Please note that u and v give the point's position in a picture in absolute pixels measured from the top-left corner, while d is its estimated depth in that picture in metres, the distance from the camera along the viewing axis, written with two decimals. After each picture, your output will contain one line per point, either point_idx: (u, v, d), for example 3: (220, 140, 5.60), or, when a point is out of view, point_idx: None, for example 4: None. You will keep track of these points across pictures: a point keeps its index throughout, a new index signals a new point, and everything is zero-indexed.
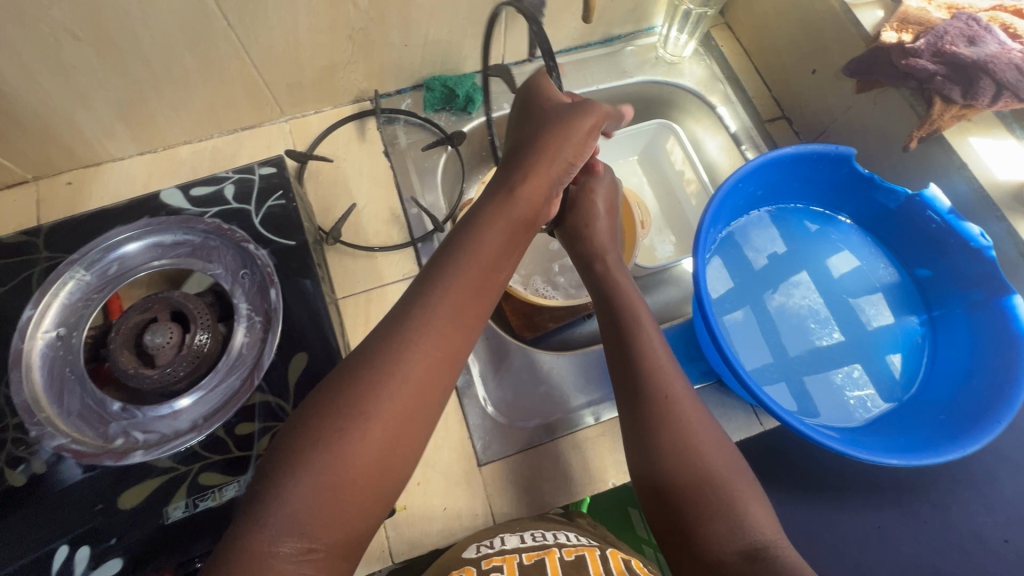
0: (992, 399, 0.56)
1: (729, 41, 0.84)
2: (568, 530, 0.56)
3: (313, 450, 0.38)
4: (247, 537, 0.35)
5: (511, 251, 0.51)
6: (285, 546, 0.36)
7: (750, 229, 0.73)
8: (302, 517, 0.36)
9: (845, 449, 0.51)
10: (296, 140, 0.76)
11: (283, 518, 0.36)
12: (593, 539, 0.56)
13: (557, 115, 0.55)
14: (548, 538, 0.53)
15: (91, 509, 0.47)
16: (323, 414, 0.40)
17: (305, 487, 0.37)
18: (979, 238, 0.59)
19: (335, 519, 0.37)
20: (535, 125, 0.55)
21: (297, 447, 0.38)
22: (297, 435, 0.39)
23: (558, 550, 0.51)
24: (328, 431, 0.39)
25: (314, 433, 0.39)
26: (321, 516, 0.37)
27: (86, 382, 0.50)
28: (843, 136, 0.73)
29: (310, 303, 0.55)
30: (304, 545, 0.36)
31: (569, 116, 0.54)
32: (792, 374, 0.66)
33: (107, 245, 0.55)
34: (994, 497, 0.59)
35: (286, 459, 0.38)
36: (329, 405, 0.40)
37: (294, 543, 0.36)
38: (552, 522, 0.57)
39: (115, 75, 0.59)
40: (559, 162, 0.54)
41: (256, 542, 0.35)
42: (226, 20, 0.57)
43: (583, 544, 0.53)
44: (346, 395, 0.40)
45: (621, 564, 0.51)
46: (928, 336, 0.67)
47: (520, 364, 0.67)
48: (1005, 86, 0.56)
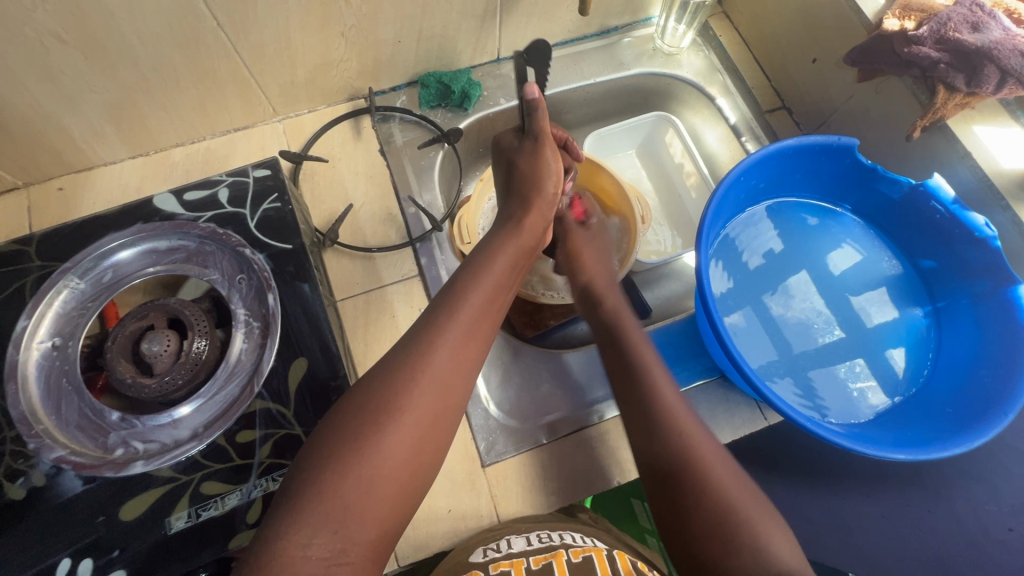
0: (997, 391, 0.55)
1: (727, 30, 0.83)
2: (574, 530, 0.56)
3: (348, 451, 0.38)
4: (279, 537, 0.35)
5: (519, 277, 0.56)
6: (315, 549, 0.35)
7: (751, 223, 0.72)
8: (335, 517, 0.37)
9: (851, 445, 0.51)
10: (291, 140, 0.74)
11: (317, 518, 0.36)
12: (600, 538, 0.56)
13: (525, 155, 0.59)
14: (554, 539, 0.53)
15: (93, 521, 0.46)
16: (354, 412, 0.40)
17: (341, 486, 0.37)
18: (984, 228, 0.58)
19: (365, 521, 0.38)
20: (519, 173, 0.60)
21: (328, 447, 0.39)
22: (332, 433, 0.40)
23: (566, 552, 0.52)
24: (360, 429, 0.39)
25: (350, 431, 0.39)
26: (354, 516, 0.37)
27: (83, 392, 0.49)
28: (844, 126, 0.72)
29: (308, 307, 0.55)
30: (335, 549, 0.36)
31: (532, 154, 0.58)
32: (795, 370, 0.65)
33: (101, 252, 0.55)
34: (999, 486, 0.58)
35: (322, 459, 0.39)
36: (357, 409, 0.41)
37: (326, 546, 0.36)
38: (555, 522, 0.57)
39: (104, 78, 0.58)
40: (546, 196, 0.59)
41: (287, 542, 0.35)
42: (215, 19, 0.56)
43: (589, 545, 0.53)
44: (381, 395, 0.41)
45: (629, 565, 0.52)
46: (932, 328, 0.67)
47: (523, 363, 0.67)
48: (1009, 73, 0.54)
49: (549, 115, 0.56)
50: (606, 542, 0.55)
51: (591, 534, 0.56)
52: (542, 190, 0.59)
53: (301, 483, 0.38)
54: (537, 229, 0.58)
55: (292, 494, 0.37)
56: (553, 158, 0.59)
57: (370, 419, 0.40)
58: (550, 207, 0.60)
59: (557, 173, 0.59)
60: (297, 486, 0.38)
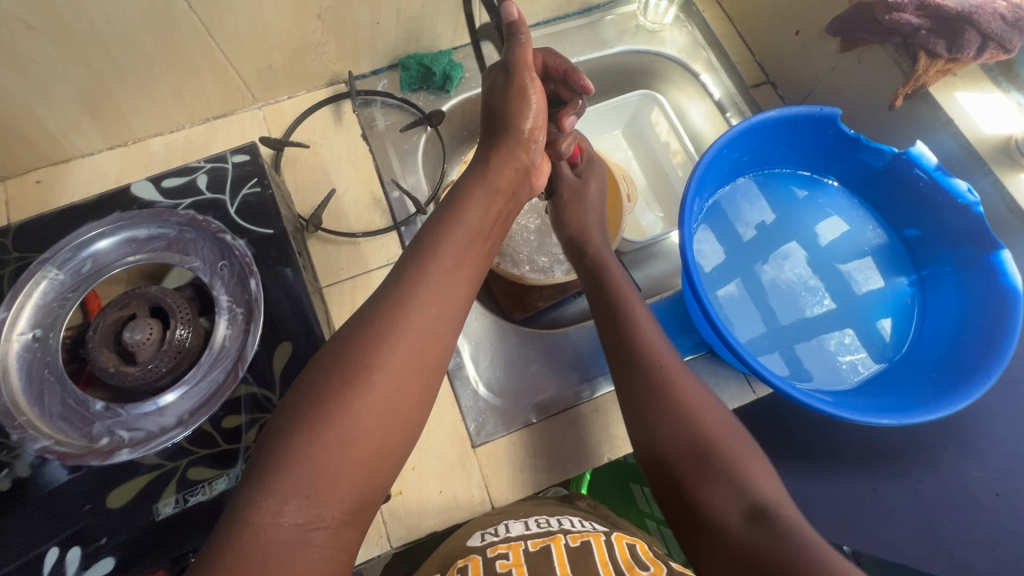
0: (981, 355, 0.56)
1: (710, 6, 0.82)
2: (572, 516, 0.57)
3: (322, 415, 0.38)
4: (249, 505, 0.35)
5: (495, 222, 0.52)
6: (287, 518, 0.35)
7: (738, 197, 0.72)
8: (309, 483, 0.36)
9: (836, 412, 0.51)
10: (271, 127, 0.74)
11: (289, 485, 0.36)
12: (600, 524, 0.56)
13: (497, 90, 0.55)
14: (553, 524, 0.54)
15: (80, 510, 0.46)
16: (328, 377, 0.39)
17: (314, 452, 0.37)
18: (966, 194, 0.58)
19: (339, 487, 0.37)
20: (490, 108, 0.56)
21: (298, 417, 0.38)
22: (303, 401, 0.39)
23: (564, 536, 0.51)
24: (332, 394, 0.38)
25: (321, 397, 0.38)
26: (327, 482, 0.37)
27: (66, 383, 0.49)
28: (828, 98, 0.72)
29: (292, 292, 0.54)
30: (310, 514, 0.36)
31: (512, 89, 0.54)
32: (783, 342, 0.66)
33: (78, 242, 0.54)
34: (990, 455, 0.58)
35: (292, 425, 0.38)
36: (330, 378, 0.39)
37: (298, 512, 0.35)
38: (555, 508, 0.58)
39: (76, 66, 0.57)
40: (516, 136, 0.54)
41: (259, 513, 0.35)
42: (187, 3, 0.55)
43: (589, 530, 0.53)
44: (350, 358, 0.40)
45: (626, 551, 0.51)
46: (917, 296, 0.67)
47: (512, 344, 0.67)
48: (990, 38, 0.54)
49: (531, 52, 0.53)
50: (606, 528, 0.55)
51: (590, 520, 0.57)
52: (513, 129, 0.54)
53: (270, 453, 0.37)
54: (512, 166, 0.54)
55: (255, 468, 0.37)
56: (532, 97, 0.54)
57: (345, 381, 0.39)
58: (524, 150, 0.55)
59: (527, 113, 0.54)
60: (267, 456, 0.37)
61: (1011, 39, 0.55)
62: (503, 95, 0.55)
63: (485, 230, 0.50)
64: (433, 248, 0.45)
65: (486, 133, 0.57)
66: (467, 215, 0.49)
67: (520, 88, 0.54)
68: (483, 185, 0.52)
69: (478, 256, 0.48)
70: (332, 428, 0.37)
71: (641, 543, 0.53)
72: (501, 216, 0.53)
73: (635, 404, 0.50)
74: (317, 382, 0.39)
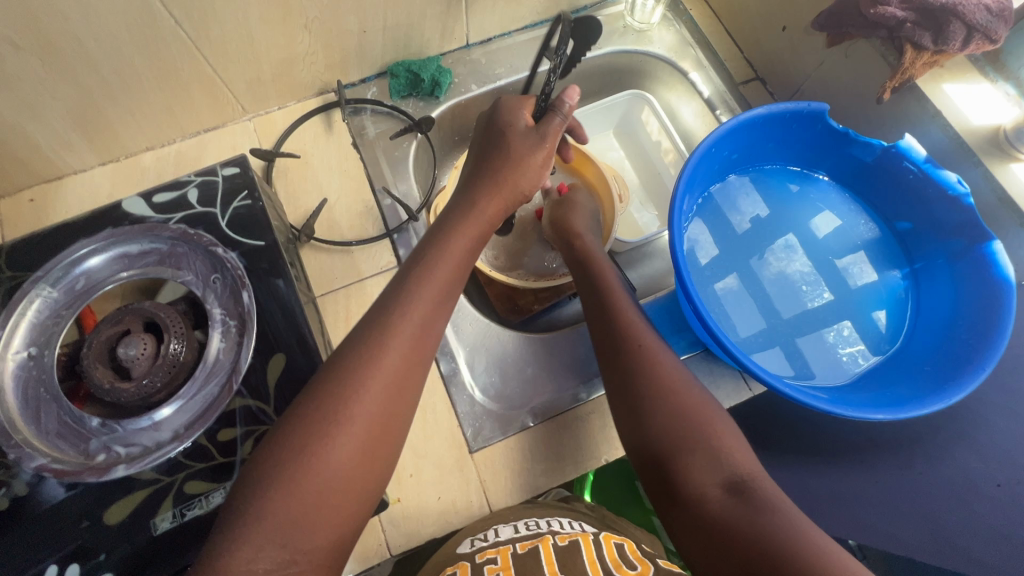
0: (975, 347, 0.55)
1: (697, 4, 0.82)
2: (562, 517, 0.57)
3: (293, 461, 0.40)
4: (225, 553, 0.37)
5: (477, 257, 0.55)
6: (262, 563, 0.38)
7: (729, 195, 0.71)
8: (284, 528, 0.39)
9: (830, 408, 0.51)
10: (261, 138, 0.74)
11: (263, 534, 0.38)
12: (590, 524, 0.57)
13: (521, 142, 0.57)
14: (542, 526, 0.54)
15: (77, 527, 0.46)
16: (303, 422, 0.42)
17: (291, 498, 0.39)
18: (956, 185, 0.58)
19: (314, 531, 0.40)
20: (504, 151, 0.58)
21: (272, 468, 0.40)
22: (278, 447, 0.41)
23: (552, 537, 0.52)
24: (304, 442, 0.41)
25: (297, 441, 0.41)
26: (303, 527, 0.39)
27: (62, 400, 0.49)
28: (817, 93, 0.72)
29: (284, 303, 0.54)
30: (282, 561, 0.38)
31: (535, 151, 0.57)
32: (779, 339, 0.65)
33: (70, 260, 0.54)
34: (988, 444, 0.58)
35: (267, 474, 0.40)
36: (312, 417, 0.42)
37: (273, 558, 0.38)
38: (545, 509, 0.58)
39: (65, 84, 0.57)
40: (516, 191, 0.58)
41: (232, 561, 0.37)
42: (173, 18, 0.55)
43: (577, 531, 0.54)
44: (322, 407, 0.42)
45: (614, 550, 0.51)
46: (911, 289, 0.67)
47: (508, 348, 0.67)
48: (975, 30, 0.54)
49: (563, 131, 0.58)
50: (595, 528, 0.56)
51: (579, 520, 0.57)
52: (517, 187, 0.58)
53: (250, 498, 0.39)
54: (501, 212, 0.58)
55: (235, 513, 0.39)
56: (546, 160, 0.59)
57: (316, 430, 0.41)
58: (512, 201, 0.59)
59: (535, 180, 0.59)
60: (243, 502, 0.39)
61: (996, 30, 0.54)
62: (523, 152, 0.57)
63: (470, 257, 0.54)
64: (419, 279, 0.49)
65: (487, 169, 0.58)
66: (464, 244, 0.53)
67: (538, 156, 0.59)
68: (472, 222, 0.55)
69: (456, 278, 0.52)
70: (304, 474, 0.40)
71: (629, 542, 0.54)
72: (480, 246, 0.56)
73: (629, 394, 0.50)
74: (293, 427, 0.41)
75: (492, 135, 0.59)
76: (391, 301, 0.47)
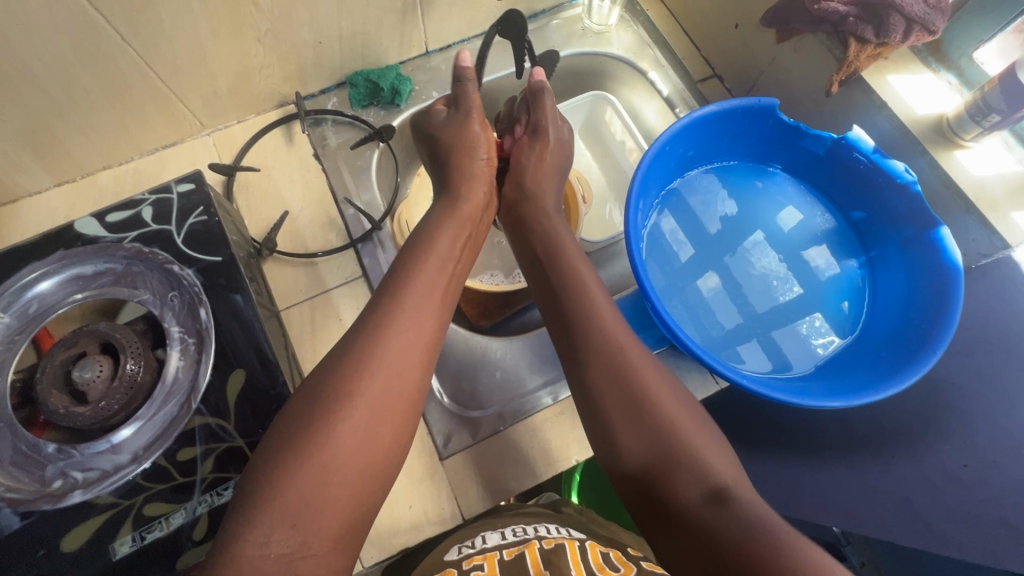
0: (928, 331, 0.57)
1: (654, 4, 0.84)
2: (549, 523, 0.57)
3: (300, 444, 0.41)
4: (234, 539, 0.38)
5: (465, 248, 0.57)
6: (274, 547, 0.37)
7: (691, 192, 0.72)
8: (294, 511, 0.39)
9: (788, 398, 0.52)
10: (221, 152, 0.73)
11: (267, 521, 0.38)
12: (576, 531, 0.56)
13: (451, 129, 0.63)
14: (529, 532, 0.54)
15: (34, 556, 0.46)
16: (306, 411, 0.43)
17: (299, 481, 0.40)
18: (904, 173, 0.60)
19: (324, 515, 0.40)
20: (449, 147, 0.63)
21: (282, 455, 0.41)
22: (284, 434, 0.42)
23: (538, 542, 0.52)
24: (310, 427, 0.42)
25: (295, 431, 0.42)
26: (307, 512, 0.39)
27: (16, 429, 0.48)
28: (771, 88, 0.73)
29: (243, 318, 0.54)
30: (294, 543, 0.38)
31: (462, 129, 0.62)
32: (743, 333, 0.66)
33: (21, 284, 0.53)
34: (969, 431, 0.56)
35: (277, 456, 0.41)
36: (312, 405, 0.43)
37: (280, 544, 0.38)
38: (534, 517, 0.58)
39: (12, 106, 0.57)
40: (478, 168, 0.63)
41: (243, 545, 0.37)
42: (120, 35, 0.55)
43: (564, 536, 0.54)
44: (313, 408, 0.43)
45: (599, 556, 0.51)
46: (868, 278, 0.68)
47: (472, 355, 0.67)
48: (914, 22, 0.55)
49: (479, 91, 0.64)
50: (582, 536, 0.55)
51: (566, 526, 0.57)
52: (472, 161, 0.62)
53: (257, 483, 0.40)
54: (488, 182, 0.63)
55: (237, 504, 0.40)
56: (481, 129, 0.63)
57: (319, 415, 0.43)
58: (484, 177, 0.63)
59: (483, 143, 0.63)
60: (256, 483, 0.39)
61: (934, 22, 0.56)
62: (458, 138, 0.62)
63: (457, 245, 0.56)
64: (377, 299, 0.50)
65: (450, 175, 0.62)
66: (435, 245, 0.54)
67: (462, 127, 0.63)
68: (451, 215, 0.58)
69: (450, 280, 0.54)
70: (315, 457, 0.41)
71: (614, 549, 0.53)
72: (471, 237, 0.59)
73: (595, 399, 0.48)
74: (299, 414, 0.43)
75: (439, 148, 0.63)
76: (363, 316, 0.49)
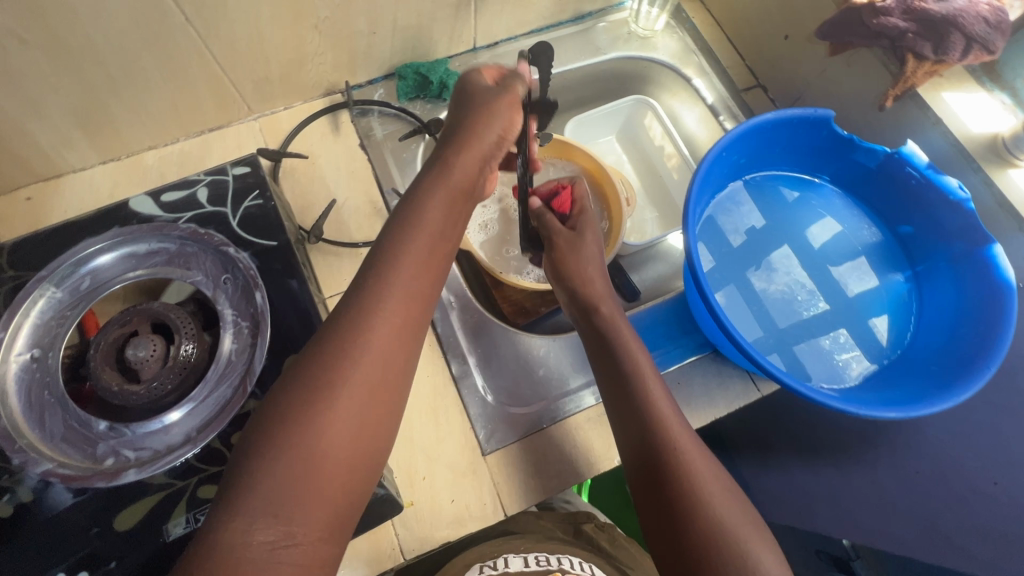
0: (976, 350, 0.57)
1: (700, 12, 0.84)
2: (573, 554, 0.61)
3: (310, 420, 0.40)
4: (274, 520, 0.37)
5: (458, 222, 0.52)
6: (258, 534, 0.36)
7: (734, 199, 0.73)
8: (277, 501, 0.37)
9: (844, 406, 0.52)
10: (268, 138, 0.73)
11: (258, 502, 0.37)
12: (599, 569, 0.60)
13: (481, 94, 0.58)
14: (552, 563, 0.59)
15: (87, 534, 0.45)
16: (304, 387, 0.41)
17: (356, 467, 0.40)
18: (958, 191, 0.60)
19: (308, 506, 0.38)
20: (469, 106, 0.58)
21: (270, 434, 0.39)
22: (281, 409, 0.41)
23: None
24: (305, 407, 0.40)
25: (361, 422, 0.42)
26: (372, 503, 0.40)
27: (67, 404, 0.48)
28: (817, 100, 0.74)
29: (298, 303, 0.54)
30: (279, 532, 0.36)
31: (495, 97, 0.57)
32: (784, 338, 0.67)
33: (76, 259, 0.52)
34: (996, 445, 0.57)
35: (275, 430, 0.39)
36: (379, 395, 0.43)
37: (271, 530, 0.36)
38: (559, 545, 0.62)
39: (69, 81, 0.56)
40: (487, 141, 0.55)
41: (229, 529, 0.35)
42: (183, 15, 0.54)
43: (586, 574, 0.58)
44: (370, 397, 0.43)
45: None
46: (913, 292, 0.69)
47: (512, 352, 0.67)
48: (974, 39, 0.57)
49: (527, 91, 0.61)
50: (604, 574, 0.59)
51: (591, 561, 0.61)
52: (486, 134, 0.55)
53: None
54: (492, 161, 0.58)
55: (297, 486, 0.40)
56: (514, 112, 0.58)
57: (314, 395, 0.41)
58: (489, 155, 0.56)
59: (509, 121, 0.57)
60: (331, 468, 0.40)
61: (993, 42, 0.58)
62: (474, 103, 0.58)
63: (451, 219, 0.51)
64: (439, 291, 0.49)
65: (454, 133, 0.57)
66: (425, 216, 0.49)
67: (491, 95, 0.58)
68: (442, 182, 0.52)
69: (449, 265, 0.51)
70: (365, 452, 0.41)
71: None
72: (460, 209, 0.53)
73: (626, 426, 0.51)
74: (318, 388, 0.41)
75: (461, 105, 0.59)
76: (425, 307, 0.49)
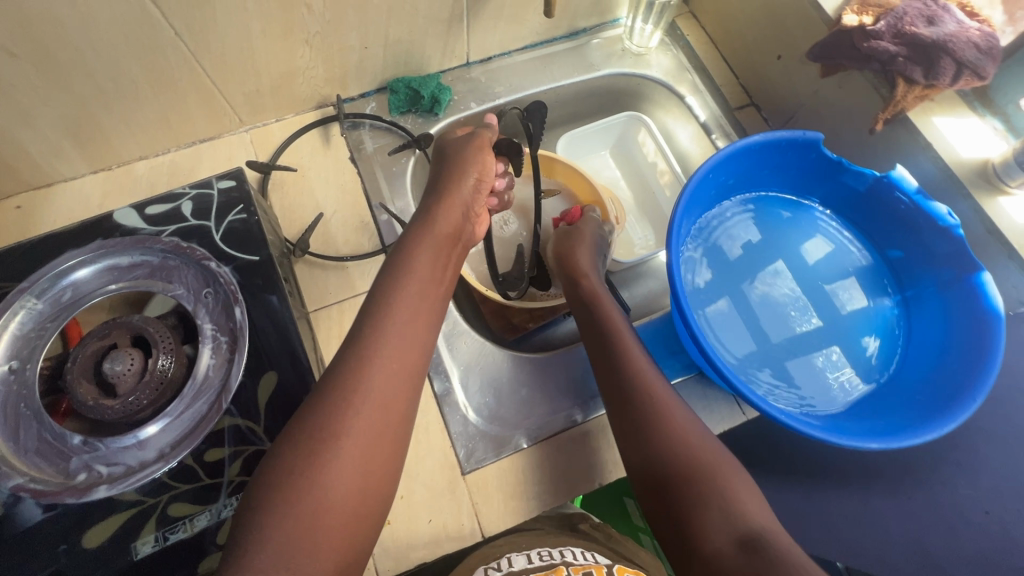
0: (964, 379, 0.56)
1: (695, 30, 0.84)
2: (575, 546, 0.60)
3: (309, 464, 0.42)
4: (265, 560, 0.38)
5: (446, 266, 0.57)
6: None
7: (724, 217, 0.72)
8: (284, 552, 0.39)
9: (826, 436, 0.52)
10: (258, 150, 0.73)
11: (266, 553, 0.38)
12: (602, 555, 0.59)
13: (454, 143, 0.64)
14: (556, 557, 0.57)
15: (56, 550, 0.45)
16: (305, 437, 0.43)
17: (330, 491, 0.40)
18: (947, 217, 0.59)
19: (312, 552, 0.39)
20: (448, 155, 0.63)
21: (275, 481, 0.41)
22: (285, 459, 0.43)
23: (566, 569, 0.55)
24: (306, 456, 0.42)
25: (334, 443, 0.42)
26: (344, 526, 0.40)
27: (42, 417, 0.48)
28: (810, 121, 0.73)
29: (277, 318, 0.53)
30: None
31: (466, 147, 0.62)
32: (771, 359, 0.66)
33: (58, 271, 0.52)
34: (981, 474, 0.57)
35: (281, 479, 0.41)
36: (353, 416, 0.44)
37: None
38: (560, 538, 0.62)
39: (58, 93, 0.56)
40: (466, 186, 0.61)
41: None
42: (173, 29, 0.55)
43: (590, 562, 0.57)
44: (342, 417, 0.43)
45: None
46: (903, 317, 0.68)
47: (496, 369, 0.66)
48: (965, 64, 0.55)
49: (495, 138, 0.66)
50: (608, 559, 0.58)
51: (592, 550, 0.60)
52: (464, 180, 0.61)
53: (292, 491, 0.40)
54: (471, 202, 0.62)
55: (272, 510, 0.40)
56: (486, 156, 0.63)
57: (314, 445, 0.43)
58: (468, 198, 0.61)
59: (482, 165, 0.62)
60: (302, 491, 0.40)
61: (984, 67, 0.56)
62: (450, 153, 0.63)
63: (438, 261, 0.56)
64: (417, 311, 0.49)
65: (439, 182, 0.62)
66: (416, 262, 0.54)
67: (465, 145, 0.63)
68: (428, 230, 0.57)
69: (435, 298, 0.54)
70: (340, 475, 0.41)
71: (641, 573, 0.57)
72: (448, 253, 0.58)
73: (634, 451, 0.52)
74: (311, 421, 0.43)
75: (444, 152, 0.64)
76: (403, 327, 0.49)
